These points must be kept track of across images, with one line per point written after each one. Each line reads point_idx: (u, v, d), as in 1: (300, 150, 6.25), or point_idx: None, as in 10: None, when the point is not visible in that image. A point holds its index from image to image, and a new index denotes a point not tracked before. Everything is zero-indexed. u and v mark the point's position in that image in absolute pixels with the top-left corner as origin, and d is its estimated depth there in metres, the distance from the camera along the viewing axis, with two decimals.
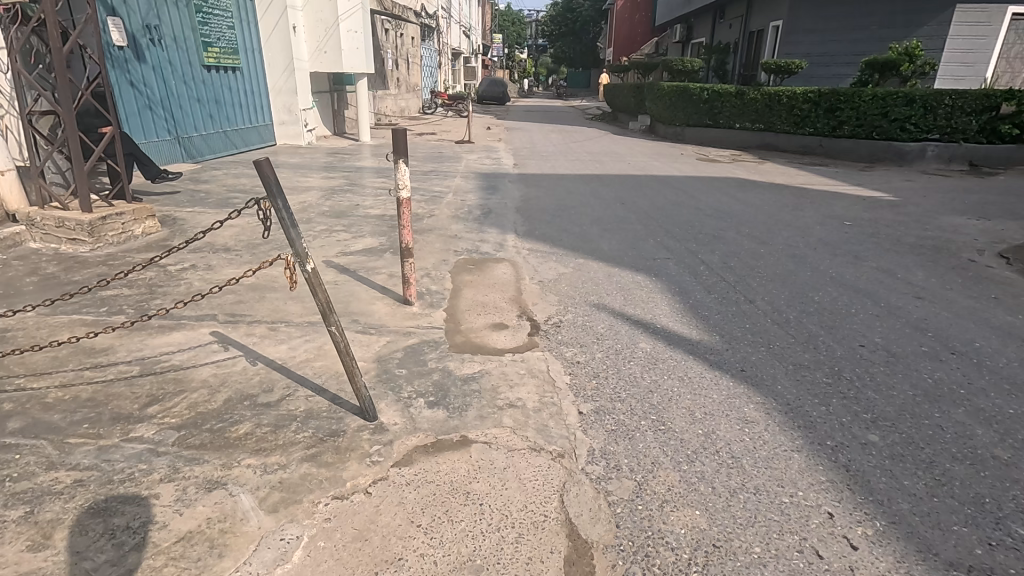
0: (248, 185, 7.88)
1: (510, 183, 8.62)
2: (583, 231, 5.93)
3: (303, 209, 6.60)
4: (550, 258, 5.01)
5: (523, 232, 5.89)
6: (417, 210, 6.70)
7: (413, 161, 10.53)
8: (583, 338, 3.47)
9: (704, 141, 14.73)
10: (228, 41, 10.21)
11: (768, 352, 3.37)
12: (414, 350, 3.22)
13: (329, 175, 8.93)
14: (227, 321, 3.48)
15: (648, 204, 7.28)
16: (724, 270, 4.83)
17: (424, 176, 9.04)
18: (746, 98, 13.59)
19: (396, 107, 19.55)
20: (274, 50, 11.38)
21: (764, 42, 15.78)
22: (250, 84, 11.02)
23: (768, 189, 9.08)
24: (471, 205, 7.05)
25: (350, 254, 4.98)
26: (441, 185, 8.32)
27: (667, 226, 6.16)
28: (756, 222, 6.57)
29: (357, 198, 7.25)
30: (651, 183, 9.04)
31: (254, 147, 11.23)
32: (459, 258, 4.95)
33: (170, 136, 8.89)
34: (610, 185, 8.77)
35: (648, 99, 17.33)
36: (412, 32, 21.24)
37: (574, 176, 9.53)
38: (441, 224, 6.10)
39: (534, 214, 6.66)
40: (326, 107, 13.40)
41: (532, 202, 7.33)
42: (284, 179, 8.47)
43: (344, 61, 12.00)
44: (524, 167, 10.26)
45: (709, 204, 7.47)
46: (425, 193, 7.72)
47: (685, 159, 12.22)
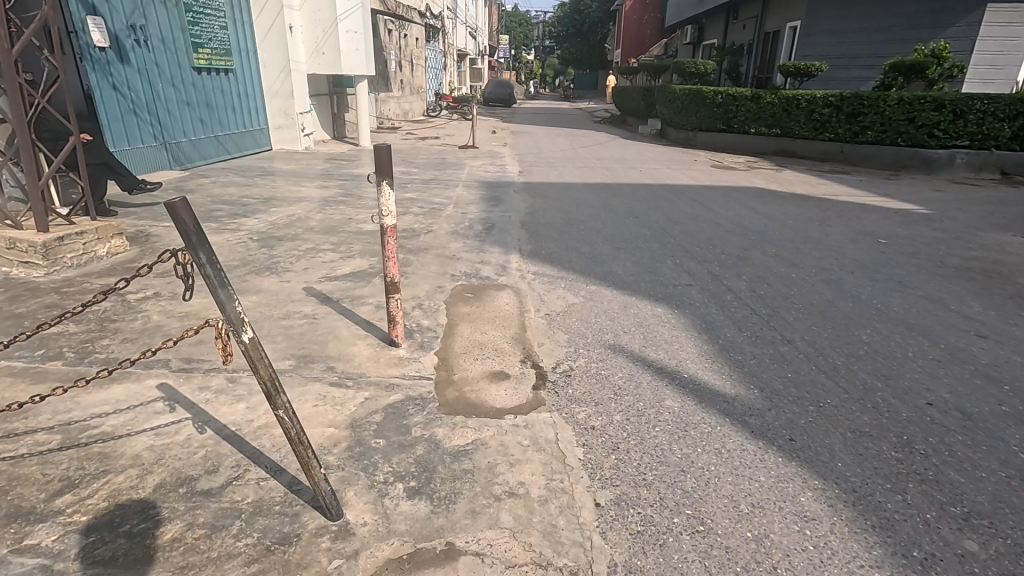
0: (236, 195, 7.40)
1: (514, 193, 8.11)
2: (594, 250, 5.40)
3: (291, 222, 6.11)
4: (558, 284, 4.48)
5: (528, 251, 5.37)
6: (413, 224, 6.19)
7: (412, 168, 10.02)
8: (598, 393, 2.94)
9: (718, 146, 14.16)
10: (220, 42, 9.76)
11: (819, 412, 2.82)
12: (396, 410, 2.70)
13: (323, 184, 8.44)
14: (179, 369, 2.98)
15: (664, 219, 6.74)
16: (753, 300, 4.28)
17: (424, 185, 8.52)
18: (762, 102, 13.01)
19: (400, 109, 19.09)
20: (270, 51, 10.93)
21: (780, 43, 15.19)
22: (244, 87, 10.56)
23: (791, 200, 8.50)
24: (472, 219, 6.54)
25: (334, 279, 4.47)
26: (441, 196, 7.81)
27: (686, 245, 5.62)
28: (783, 239, 6.01)
29: (350, 211, 6.75)
30: (665, 193, 8.50)
31: (248, 152, 10.77)
32: (456, 284, 4.43)
33: (156, 142, 8.44)
34: (622, 195, 8.24)
35: (658, 102, 16.75)
36: (416, 33, 20.81)
37: (582, 185, 8.99)
38: (438, 242, 5.58)
39: (540, 229, 6.14)
40: (325, 110, 12.93)
41: (538, 215, 6.81)
42: (275, 188, 7.98)
43: (343, 62, 11.53)
44: (530, 175, 9.74)
45: (729, 218, 6.92)
46: (423, 204, 7.22)
47: (700, 166, 11.65)
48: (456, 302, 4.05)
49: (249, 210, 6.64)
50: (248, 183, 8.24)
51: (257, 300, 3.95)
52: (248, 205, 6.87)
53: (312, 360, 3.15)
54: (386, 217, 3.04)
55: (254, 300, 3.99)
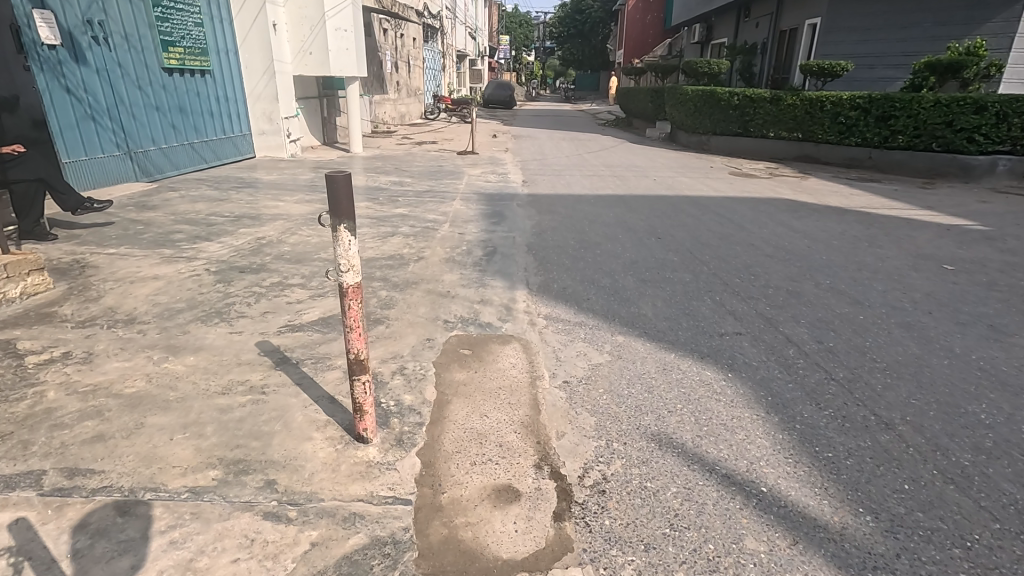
0: (204, 211, 6.55)
1: (518, 207, 7.25)
2: (615, 282, 4.55)
3: (259, 247, 5.25)
4: (577, 335, 3.60)
5: (537, 284, 4.50)
6: (402, 249, 5.32)
7: (405, 178, 9.16)
8: (648, 527, 2.06)
9: (734, 151, 13.30)
10: (195, 39, 8.90)
11: (972, 562, 1.95)
12: (352, 572, 1.82)
13: (304, 197, 7.58)
14: (52, 491, 2.11)
15: (692, 240, 5.88)
16: (824, 356, 3.40)
17: (417, 198, 7.66)
18: (782, 105, 12.15)
19: (396, 112, 18.23)
20: (252, 50, 10.08)
21: (798, 41, 14.32)
22: (223, 89, 9.71)
23: (826, 213, 7.62)
24: (471, 240, 5.69)
25: (298, 328, 3.60)
26: (436, 211, 6.95)
27: (722, 277, 4.77)
28: (834, 267, 5.14)
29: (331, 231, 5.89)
30: (686, 206, 7.63)
31: (229, 161, 9.93)
32: (449, 334, 3.57)
33: (119, 151, 7.57)
34: (639, 209, 7.37)
35: (668, 103, 15.89)
36: (413, 32, 20.01)
37: (593, 197, 8.13)
38: (430, 273, 4.70)
39: (549, 254, 5.29)
40: (313, 114, 12.08)
41: (546, 235, 5.94)
42: (249, 203, 7.12)
43: (331, 63, 10.68)
44: (535, 185, 8.88)
45: (764, 239, 6.06)
46: (416, 222, 6.36)
47: (717, 173, 10.78)
48: (449, 365, 3.18)
49: (214, 231, 5.78)
50: (222, 197, 7.39)
51: (193, 365, 3.08)
52: (213, 224, 6.01)
53: (245, 469, 2.27)
54: (347, 275, 2.16)
55: (191, 361, 3.12)
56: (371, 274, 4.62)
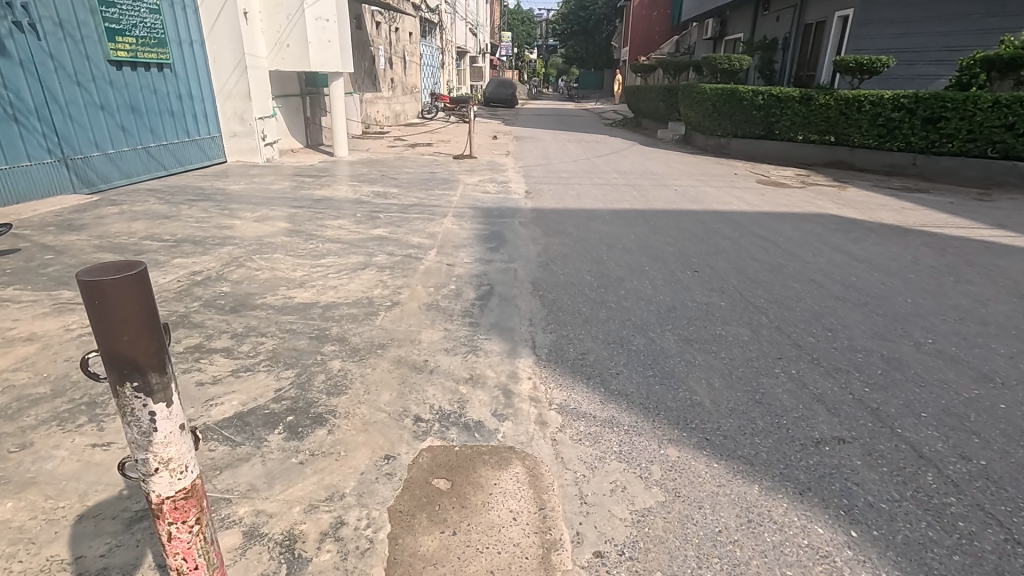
0: (140, 233, 5.40)
1: (520, 227, 6.09)
2: (650, 343, 3.42)
3: (188, 287, 4.10)
4: (608, 447, 2.46)
5: (546, 346, 3.36)
6: (373, 290, 4.18)
7: (392, 187, 8.01)
8: None
9: (757, 155, 12.13)
10: (150, 28, 7.77)
11: None
12: None
13: (269, 212, 6.44)
14: None
15: (737, 275, 4.73)
16: (989, 492, 2.23)
17: (401, 215, 6.50)
18: (813, 105, 10.97)
19: (390, 111, 17.10)
20: (220, 42, 8.94)
21: (827, 36, 13.13)
22: (187, 85, 8.58)
23: (883, 232, 6.45)
24: (461, 275, 4.54)
25: (198, 434, 2.45)
26: (422, 232, 5.80)
27: (790, 334, 3.62)
28: (929, 316, 3.99)
29: (287, 262, 4.74)
30: (719, 225, 6.46)
31: (193, 166, 8.79)
32: (419, 445, 2.42)
33: (51, 158, 6.43)
34: (663, 228, 6.21)
35: (682, 103, 14.71)
36: (410, 26, 18.86)
37: (608, 212, 6.97)
38: (405, 328, 3.56)
39: (561, 295, 4.16)
40: (294, 113, 10.93)
41: (555, 267, 4.80)
42: (200, 220, 5.97)
43: (311, 57, 9.53)
44: (540, 197, 7.74)
45: (826, 272, 4.90)
46: (396, 248, 5.21)
47: (743, 182, 9.62)
48: (412, 515, 2.03)
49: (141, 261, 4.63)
50: (170, 212, 6.25)
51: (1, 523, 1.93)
52: (143, 252, 4.86)
53: None
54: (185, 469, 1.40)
55: (1, 514, 1.97)
56: (325, 331, 3.48)
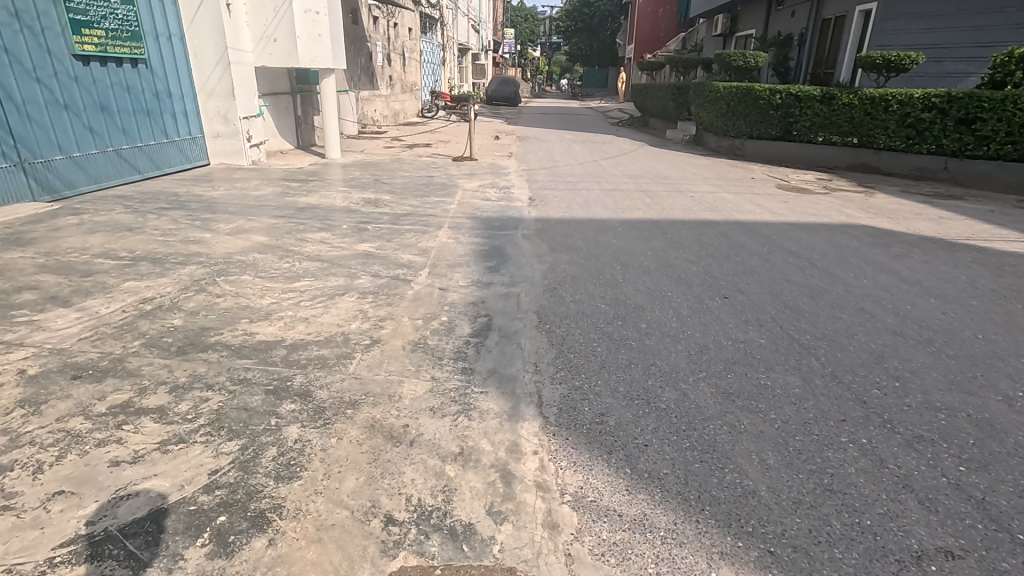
0: (95, 249, 4.79)
1: (523, 241, 5.47)
2: (682, 400, 2.80)
3: (133, 319, 3.49)
4: (642, 567, 1.84)
5: (555, 403, 2.74)
6: (350, 323, 3.56)
7: (384, 194, 7.41)
8: None
9: (774, 157, 11.46)
10: (122, 20, 7.16)
11: None
12: None
13: (246, 222, 5.83)
14: None
15: (773, 302, 4.10)
16: None
17: (392, 226, 5.88)
18: (836, 104, 10.31)
19: (388, 110, 16.48)
20: (202, 36, 8.32)
21: (847, 31, 12.45)
22: (164, 82, 7.98)
23: (926, 246, 5.81)
24: (455, 303, 3.92)
25: (92, 551, 1.83)
26: (413, 247, 5.19)
27: (850, 384, 2.99)
28: (1010, 359, 3.35)
29: (255, 286, 4.13)
30: (745, 238, 5.82)
31: (172, 170, 8.18)
32: (387, 566, 1.81)
33: (6, 163, 5.83)
34: (683, 242, 5.58)
35: (693, 101, 14.04)
36: (409, 22, 18.22)
37: (620, 223, 6.33)
38: (383, 376, 2.94)
39: (572, 330, 3.54)
40: (283, 112, 10.31)
41: (563, 292, 4.18)
42: (166, 232, 5.35)
43: (300, 52, 8.91)
44: (545, 205, 7.10)
45: (875, 298, 4.26)
46: (382, 268, 4.60)
47: (762, 187, 8.97)
48: None
49: (87, 284, 4.01)
50: (135, 223, 5.63)
51: None
52: (91, 273, 4.24)
53: None
54: None
55: None
56: (286, 382, 2.87)
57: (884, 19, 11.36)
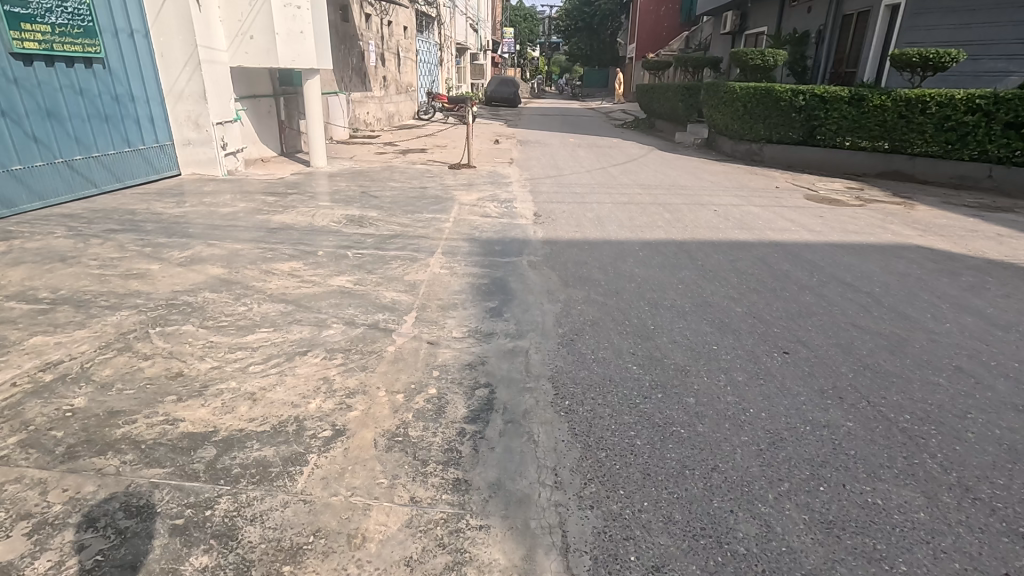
0: (10, 287, 3.94)
1: (530, 271, 4.64)
2: (768, 540, 1.96)
3: (21, 400, 2.64)
4: None
5: (588, 550, 1.90)
6: (308, 402, 2.71)
7: (370, 209, 6.58)
8: None
9: (796, 163, 10.63)
10: (72, 14, 6.32)
11: None
12: None
13: (205, 248, 4.98)
14: None
15: (847, 360, 3.26)
16: None
17: (376, 252, 5.06)
18: (866, 106, 9.48)
19: (383, 112, 15.66)
20: (169, 32, 7.49)
21: (872, 27, 11.61)
22: (125, 84, 7.13)
23: (1001, 273, 4.97)
24: (448, 367, 3.08)
25: None
26: (400, 281, 4.37)
27: (993, 504, 2.16)
28: None
29: (197, 341, 3.29)
30: (788, 266, 4.99)
31: (135, 182, 7.33)
32: None
33: None
34: (717, 272, 4.73)
35: (705, 103, 13.20)
36: (404, 20, 17.39)
37: (639, 246, 5.49)
38: (343, 499, 2.09)
39: (600, 410, 2.70)
40: (263, 116, 9.46)
41: (581, 347, 3.34)
42: (106, 263, 4.50)
43: (279, 49, 8.06)
44: (552, 222, 6.27)
45: (970, 351, 3.42)
46: (359, 313, 3.75)
47: (790, 198, 8.14)
48: None
49: None
50: (72, 250, 4.78)
51: None
52: None
53: None
54: None
55: None
56: (203, 512, 2.01)
57: (914, 13, 10.52)
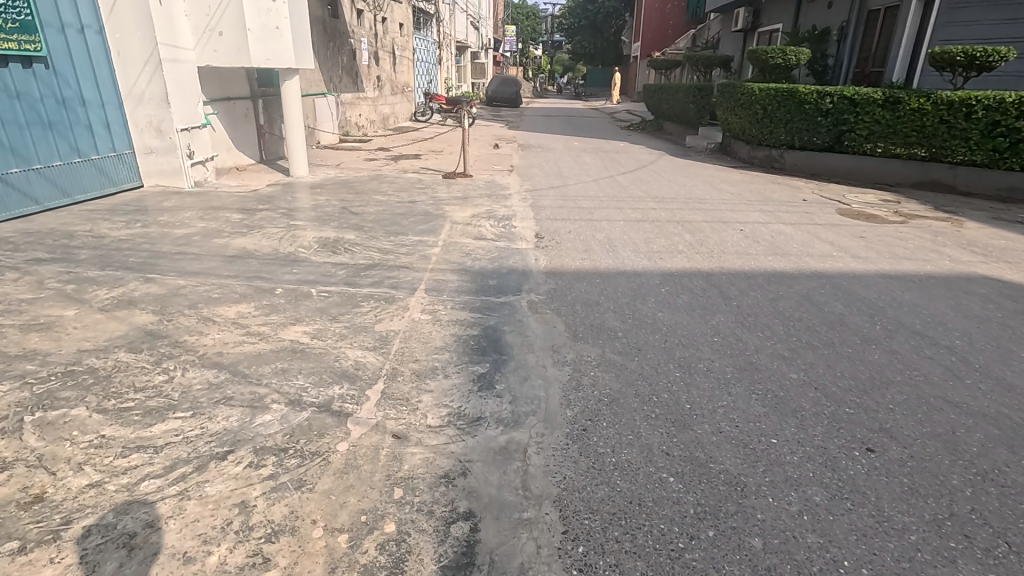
0: None
1: (530, 316, 3.81)
2: None
3: None
4: None
5: None
6: (207, 553, 1.88)
7: (349, 230, 5.76)
8: None
9: (821, 171, 9.77)
10: (6, 7, 5.47)
11: None
12: None
13: (140, 286, 4.15)
14: None
15: (958, 464, 2.42)
16: None
17: (347, 289, 4.22)
18: (902, 109, 8.63)
19: (376, 114, 14.85)
20: (126, 28, 6.66)
21: (900, 22, 10.72)
22: (74, 87, 6.31)
23: None
24: (416, 482, 2.24)
25: None
26: (368, 332, 3.53)
27: None
28: None
29: (82, 437, 2.44)
30: (842, 306, 4.14)
31: (88, 196, 6.52)
32: None
33: None
34: (759, 318, 3.89)
35: (719, 105, 12.33)
36: (400, 17, 16.58)
37: (659, 278, 4.65)
38: None
39: (629, 567, 1.88)
40: (237, 120, 8.62)
41: (598, 442, 2.51)
42: (11, 308, 3.68)
43: (251, 46, 7.23)
44: (556, 246, 5.44)
45: None
46: (310, 386, 2.92)
47: (822, 213, 7.29)
48: None
49: None
50: None
51: None
52: None
53: None
54: None
55: None
56: None
57: (952, 7, 9.81)
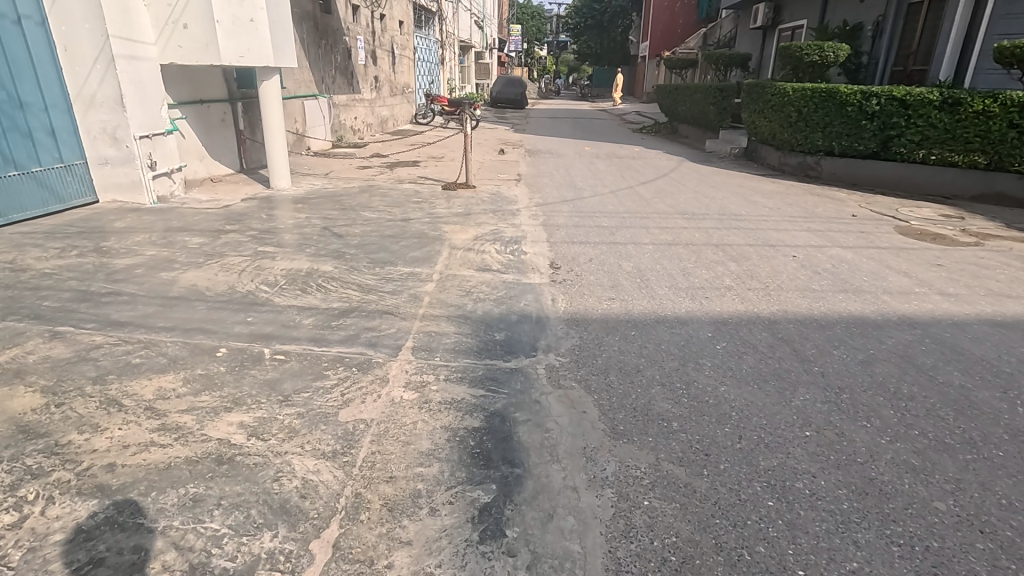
0: None
1: (549, 395, 2.83)
2: None
3: None
4: None
5: None
6: None
7: (326, 258, 4.81)
8: None
9: (865, 180, 8.76)
10: None
11: None
12: None
13: (41, 345, 3.19)
14: None
15: None
16: None
17: (311, 348, 3.26)
18: (963, 112, 7.62)
19: (374, 116, 13.94)
20: (75, 19, 5.73)
21: (948, 16, 9.76)
22: (9, 87, 5.37)
23: None
24: None
25: None
26: (328, 423, 2.57)
27: None
28: None
29: None
30: (958, 374, 3.15)
31: (27, 215, 5.60)
32: None
33: None
34: (856, 395, 2.90)
35: (744, 107, 11.30)
36: (400, 14, 15.65)
37: (709, 328, 3.66)
38: None
39: None
40: (211, 126, 7.67)
41: None
42: None
43: (220, 40, 6.28)
44: (576, 280, 4.47)
45: None
46: (227, 535, 1.94)
47: (880, 232, 6.29)
48: None
49: None
50: None
51: None
52: None
53: None
54: None
55: None
56: None
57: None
